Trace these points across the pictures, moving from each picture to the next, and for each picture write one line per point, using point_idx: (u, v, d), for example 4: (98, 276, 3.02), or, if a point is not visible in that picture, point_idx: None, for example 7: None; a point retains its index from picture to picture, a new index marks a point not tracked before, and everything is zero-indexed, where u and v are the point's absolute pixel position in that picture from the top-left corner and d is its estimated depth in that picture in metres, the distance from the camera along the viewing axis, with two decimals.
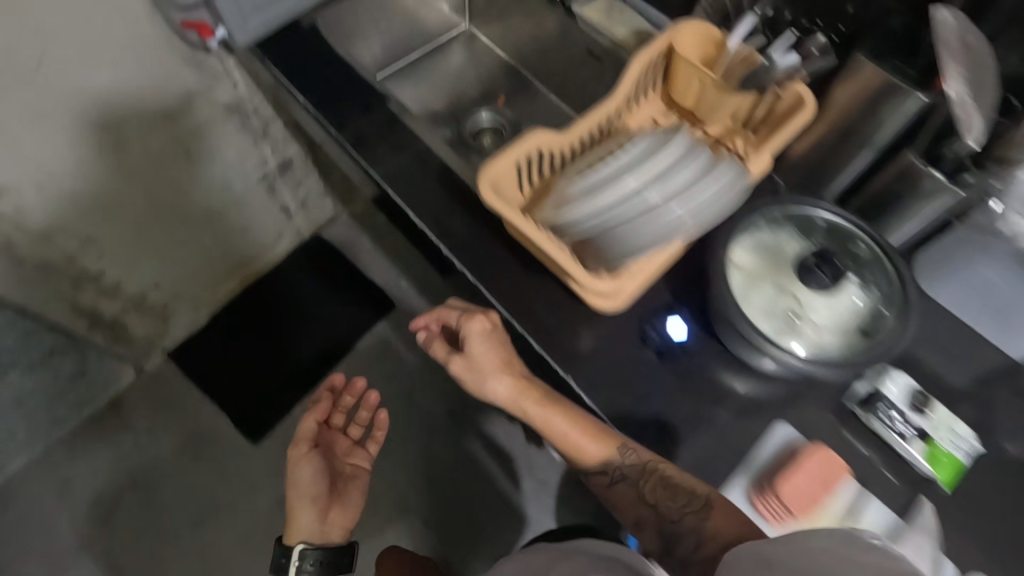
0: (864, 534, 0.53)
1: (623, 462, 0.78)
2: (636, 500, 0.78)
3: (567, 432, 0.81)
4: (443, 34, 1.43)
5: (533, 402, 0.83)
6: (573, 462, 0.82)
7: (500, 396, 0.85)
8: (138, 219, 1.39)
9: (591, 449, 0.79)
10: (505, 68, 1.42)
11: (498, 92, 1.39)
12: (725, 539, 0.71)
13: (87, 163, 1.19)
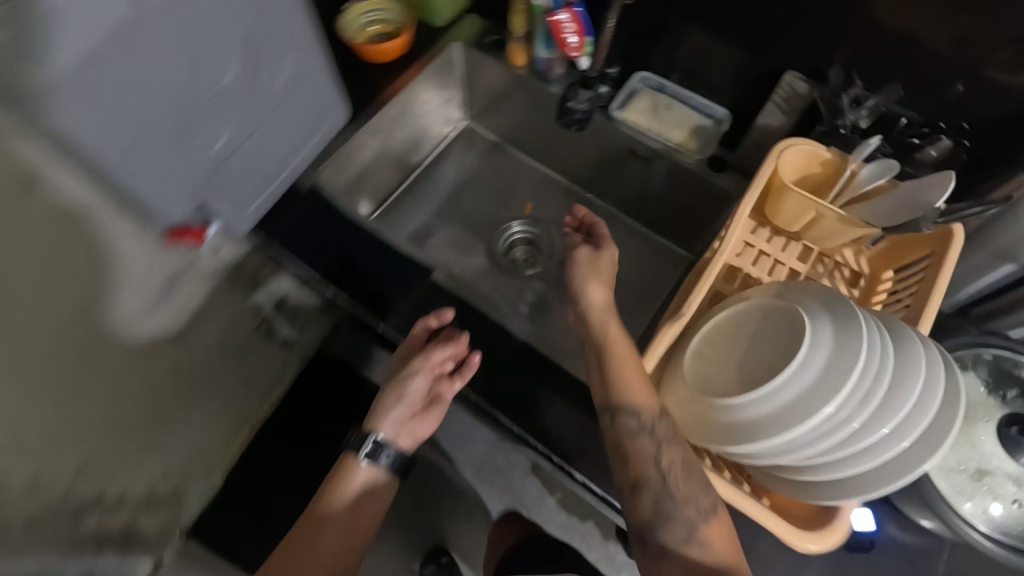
0: None
1: (656, 423, 0.69)
2: (652, 458, 0.68)
3: (625, 373, 0.72)
4: (441, 141, 1.25)
5: (628, 363, 0.73)
6: (613, 391, 0.72)
7: (601, 280, 0.85)
8: (134, 415, 1.13)
9: (631, 395, 0.70)
10: (522, 167, 1.25)
11: (523, 199, 1.22)
12: (706, 561, 0.65)
13: (68, 375, 0.95)
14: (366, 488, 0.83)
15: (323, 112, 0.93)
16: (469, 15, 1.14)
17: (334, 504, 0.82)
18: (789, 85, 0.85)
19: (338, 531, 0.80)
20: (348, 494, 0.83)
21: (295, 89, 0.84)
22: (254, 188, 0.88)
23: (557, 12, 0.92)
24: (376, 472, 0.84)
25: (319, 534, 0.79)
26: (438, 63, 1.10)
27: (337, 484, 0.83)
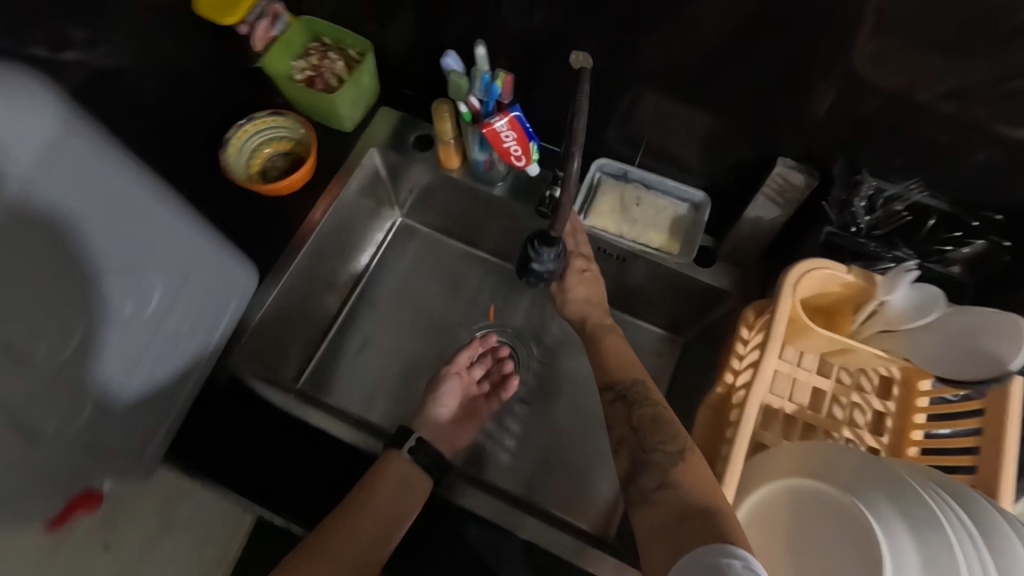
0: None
1: (642, 387, 0.76)
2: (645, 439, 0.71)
3: (614, 355, 0.81)
4: (375, 246, 1.07)
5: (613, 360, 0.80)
6: (602, 372, 0.80)
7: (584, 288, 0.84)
8: None
9: (619, 370, 0.79)
10: (475, 264, 1.08)
11: (485, 303, 1.05)
12: (674, 502, 0.63)
13: None
14: (396, 483, 0.73)
15: (235, 300, 0.79)
16: (380, 106, 0.96)
17: (358, 509, 0.70)
18: (780, 176, 0.71)
19: (355, 544, 0.68)
20: (382, 488, 0.72)
21: (187, 287, 0.73)
22: (169, 412, 0.74)
23: (491, 121, 0.75)
24: (409, 465, 0.76)
25: (327, 547, 0.68)
26: (354, 176, 0.91)
27: (362, 494, 0.71)
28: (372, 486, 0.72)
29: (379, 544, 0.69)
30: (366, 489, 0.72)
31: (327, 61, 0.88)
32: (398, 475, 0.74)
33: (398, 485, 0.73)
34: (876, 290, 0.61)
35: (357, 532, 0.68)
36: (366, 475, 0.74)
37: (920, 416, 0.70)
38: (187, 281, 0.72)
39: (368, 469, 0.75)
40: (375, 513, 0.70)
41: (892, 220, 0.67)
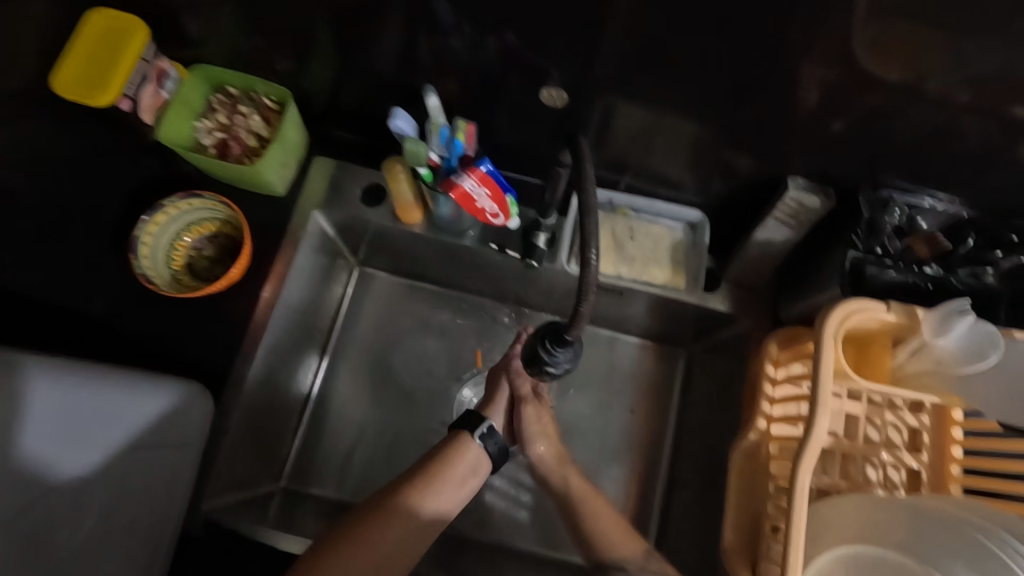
0: None
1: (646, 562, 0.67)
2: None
3: (606, 525, 0.69)
4: (338, 308, 0.94)
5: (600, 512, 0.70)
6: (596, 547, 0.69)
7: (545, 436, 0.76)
8: None
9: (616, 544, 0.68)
10: (452, 308, 0.96)
11: (472, 347, 0.94)
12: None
13: None
14: (466, 470, 0.68)
15: (169, 424, 0.64)
16: (314, 156, 0.82)
17: (421, 495, 0.65)
18: (794, 199, 0.64)
19: (405, 529, 0.63)
20: (449, 470, 0.67)
21: (98, 430, 0.62)
22: None
23: (458, 180, 0.63)
24: (479, 455, 0.69)
25: (376, 530, 0.61)
26: (301, 247, 0.78)
27: (432, 475, 0.66)
28: (443, 468, 0.67)
29: (425, 533, 0.64)
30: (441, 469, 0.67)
31: (239, 118, 0.74)
32: (468, 461, 0.68)
33: (463, 472, 0.68)
34: (921, 328, 0.56)
35: (410, 519, 0.63)
36: (439, 454, 0.68)
37: (958, 431, 0.66)
38: (99, 423, 0.62)
39: (441, 449, 0.68)
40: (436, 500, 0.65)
41: (924, 241, 0.61)
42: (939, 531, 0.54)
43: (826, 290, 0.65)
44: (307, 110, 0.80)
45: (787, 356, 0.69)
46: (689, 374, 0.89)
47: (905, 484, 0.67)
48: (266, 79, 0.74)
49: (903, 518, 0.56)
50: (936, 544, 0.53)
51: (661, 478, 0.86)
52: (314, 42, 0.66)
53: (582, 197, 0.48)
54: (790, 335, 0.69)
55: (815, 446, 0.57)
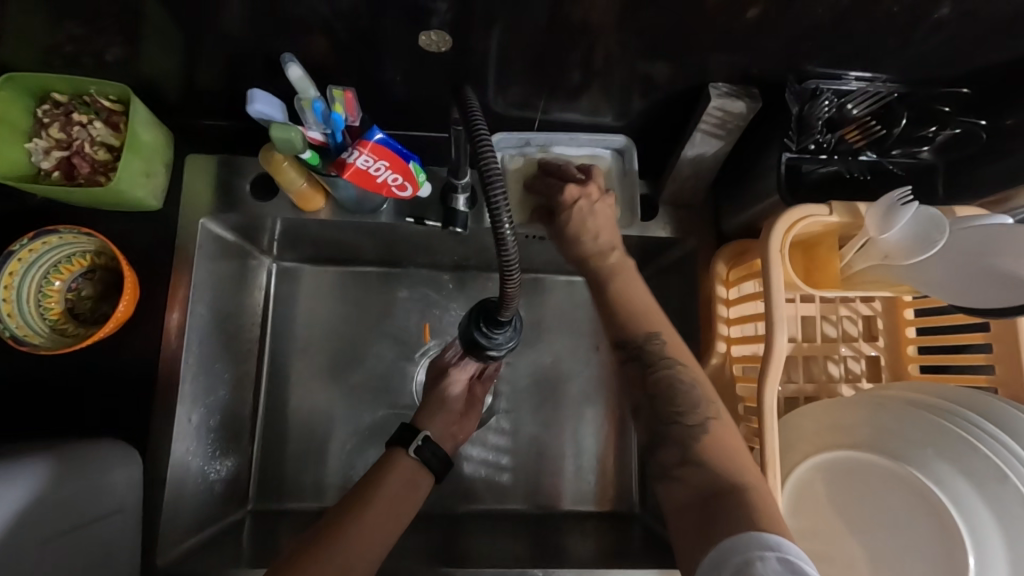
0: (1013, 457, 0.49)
1: (652, 338, 0.58)
2: (637, 381, 0.58)
3: (635, 300, 0.61)
4: (264, 311, 0.86)
5: (641, 292, 0.62)
6: (613, 321, 0.60)
7: (602, 228, 0.64)
8: None
9: (633, 320, 0.60)
10: (390, 285, 0.89)
11: (418, 322, 0.89)
12: (704, 480, 0.51)
13: None
14: (402, 482, 0.66)
15: (85, 481, 0.57)
16: (186, 155, 0.71)
17: (355, 515, 0.61)
18: (718, 108, 0.59)
19: (346, 554, 0.57)
20: (385, 485, 0.64)
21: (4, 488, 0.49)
22: None
23: (349, 158, 0.55)
24: (416, 466, 0.68)
25: (321, 557, 0.56)
26: (201, 260, 0.69)
27: (365, 496, 0.63)
28: (379, 482, 0.64)
29: (362, 558, 0.58)
30: (377, 485, 0.64)
31: (76, 128, 0.62)
32: (403, 473, 0.67)
33: (397, 495, 0.64)
34: (865, 224, 0.53)
35: (354, 555, 0.58)
36: (373, 472, 0.66)
37: (909, 312, 0.66)
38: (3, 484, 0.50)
39: (373, 467, 0.67)
40: (376, 520, 0.61)
41: (856, 129, 0.57)
42: (904, 423, 0.53)
43: (766, 199, 0.62)
44: (164, 102, 0.68)
45: (736, 275, 0.66)
46: None
47: (866, 372, 0.68)
48: (100, 75, 0.62)
49: (871, 417, 0.55)
50: (902, 436, 0.53)
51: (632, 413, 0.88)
52: (138, 21, 0.54)
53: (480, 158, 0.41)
54: (736, 252, 0.67)
55: (778, 360, 0.55)
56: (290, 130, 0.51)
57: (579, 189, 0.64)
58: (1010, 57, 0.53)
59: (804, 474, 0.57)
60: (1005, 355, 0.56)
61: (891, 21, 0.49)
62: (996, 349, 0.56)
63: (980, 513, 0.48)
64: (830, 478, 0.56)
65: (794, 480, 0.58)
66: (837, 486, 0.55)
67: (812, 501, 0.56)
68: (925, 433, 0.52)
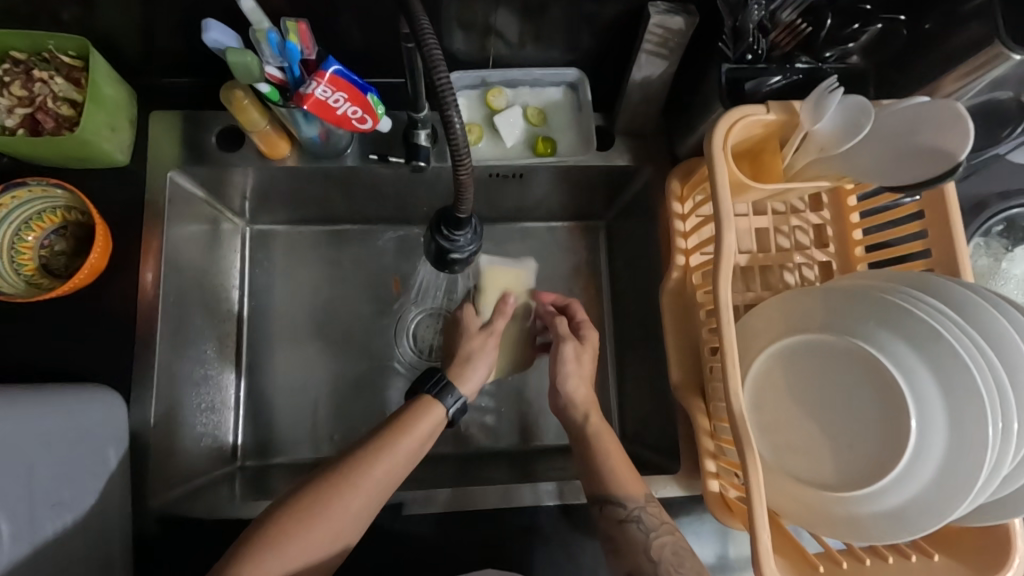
0: (944, 318, 0.52)
1: (645, 508, 0.64)
2: (642, 546, 0.62)
3: (615, 465, 0.67)
4: (239, 273, 0.88)
5: (619, 456, 0.68)
6: (596, 483, 0.67)
7: (583, 377, 0.76)
8: None
9: (622, 484, 0.66)
10: (364, 241, 0.91)
11: (392, 274, 0.90)
12: None
13: None
14: (423, 433, 0.65)
15: (57, 424, 0.58)
16: (149, 114, 0.72)
17: (371, 460, 0.61)
18: (659, 26, 0.62)
19: (355, 503, 0.58)
20: (407, 435, 0.63)
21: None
22: None
23: (308, 90, 0.57)
24: (441, 419, 0.67)
25: (335, 502, 0.58)
26: (170, 215, 0.70)
27: (387, 442, 0.62)
28: (398, 436, 0.63)
29: (368, 508, 0.60)
30: (399, 437, 0.63)
31: (37, 84, 0.63)
32: (429, 423, 0.66)
33: (411, 452, 0.63)
34: (801, 119, 0.56)
35: (363, 502, 0.59)
36: (402, 421, 0.64)
37: (855, 216, 0.69)
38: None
39: (402, 413, 0.66)
40: (392, 467, 0.61)
41: (787, 33, 0.60)
42: (847, 302, 0.57)
43: (711, 112, 0.65)
44: (125, 59, 0.69)
45: (689, 189, 0.69)
46: (612, 242, 0.93)
47: (820, 278, 0.71)
48: (56, 31, 0.63)
49: (815, 302, 0.58)
50: (845, 317, 0.56)
51: (610, 349, 0.91)
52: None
53: (422, 43, 0.41)
54: (688, 168, 0.70)
55: (729, 258, 0.58)
56: (246, 55, 0.53)
57: (575, 348, 0.76)
58: None
59: (760, 364, 0.60)
60: (939, 238, 0.60)
61: None
62: (931, 233, 0.60)
63: (918, 372, 0.52)
64: (785, 366, 0.59)
65: (752, 373, 0.60)
66: (792, 370, 0.58)
67: (770, 389, 0.59)
68: (866, 308, 0.55)
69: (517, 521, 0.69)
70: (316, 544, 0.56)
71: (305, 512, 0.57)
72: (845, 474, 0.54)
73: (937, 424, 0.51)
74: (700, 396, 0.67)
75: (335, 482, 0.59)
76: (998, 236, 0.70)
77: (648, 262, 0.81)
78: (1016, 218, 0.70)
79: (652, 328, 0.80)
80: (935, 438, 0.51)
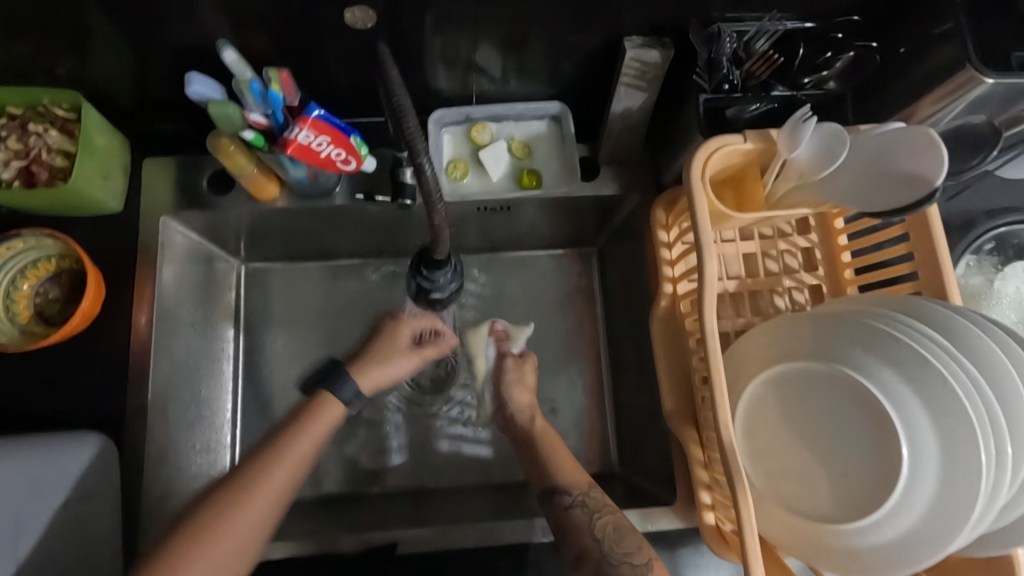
0: (933, 343, 0.52)
1: (588, 493, 0.67)
2: (586, 528, 0.64)
3: (560, 459, 0.71)
4: (234, 309, 0.88)
5: (559, 449, 0.73)
6: (546, 475, 0.70)
7: (527, 385, 0.80)
8: None
9: (565, 474, 0.69)
10: (358, 274, 0.92)
11: (385, 306, 0.91)
12: None
13: None
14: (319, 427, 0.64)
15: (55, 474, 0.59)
16: (142, 160, 0.74)
17: (267, 465, 0.61)
18: (636, 60, 0.63)
19: (247, 520, 0.58)
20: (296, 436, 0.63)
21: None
22: None
23: (290, 135, 0.58)
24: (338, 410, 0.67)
25: (227, 521, 0.57)
26: (163, 259, 0.72)
27: (279, 447, 0.62)
28: (289, 440, 0.62)
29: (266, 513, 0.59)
30: (285, 446, 0.62)
31: (32, 138, 0.65)
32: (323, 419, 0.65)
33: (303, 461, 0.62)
34: (778, 147, 0.56)
35: (262, 507, 0.59)
36: (295, 423, 0.64)
37: (843, 238, 0.69)
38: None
39: (298, 411, 0.65)
40: (283, 470, 0.61)
41: (762, 62, 0.61)
42: (834, 329, 0.56)
43: (692, 141, 0.66)
44: (118, 109, 0.71)
45: (674, 218, 0.69)
46: (604, 266, 0.93)
47: (810, 300, 0.71)
48: (51, 87, 0.65)
49: (803, 329, 0.58)
50: (835, 343, 0.56)
51: (606, 376, 0.90)
52: (82, 23, 0.57)
53: (385, 89, 0.41)
54: (671, 199, 0.70)
55: (711, 288, 0.58)
56: (227, 105, 0.56)
57: (516, 359, 0.82)
58: None
59: (751, 392, 0.59)
60: (925, 260, 0.59)
61: None
62: (918, 255, 0.60)
63: (909, 398, 0.51)
64: (777, 393, 0.58)
65: (743, 401, 0.60)
66: (784, 397, 0.57)
67: (762, 417, 0.58)
68: (854, 335, 0.55)
69: (511, 559, 0.68)
70: (215, 566, 0.56)
71: (197, 538, 0.56)
72: (842, 503, 0.53)
73: (932, 450, 0.50)
74: (693, 425, 0.67)
75: (223, 501, 0.58)
76: (989, 255, 0.70)
77: (639, 288, 0.81)
78: (1007, 233, 0.70)
79: (645, 354, 0.80)
80: (930, 465, 0.50)
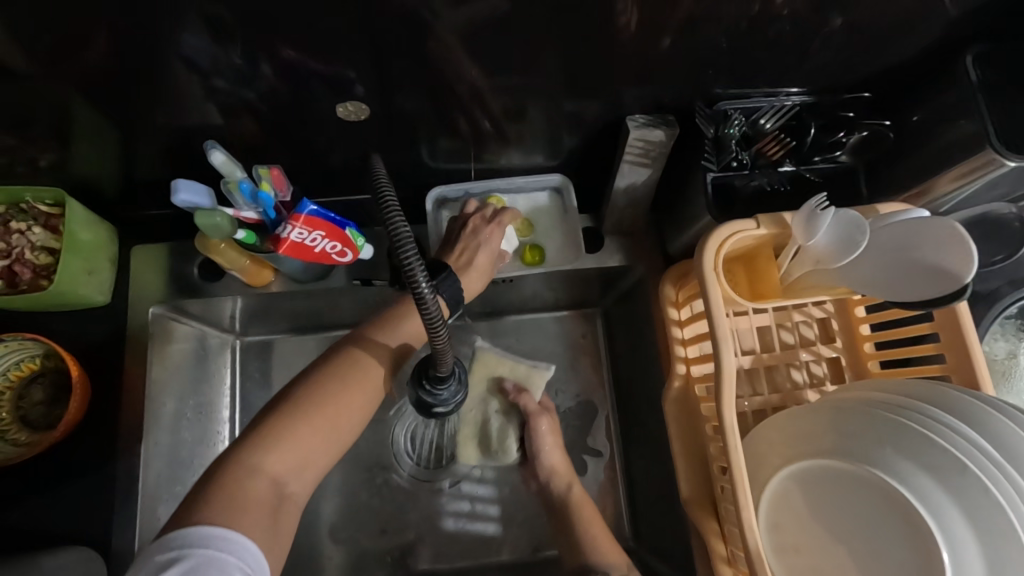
0: (971, 446, 0.49)
1: None
2: None
3: (598, 536, 0.68)
4: (225, 384, 0.79)
5: (595, 519, 0.70)
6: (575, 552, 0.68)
7: (556, 445, 0.73)
8: None
9: (604, 555, 0.67)
10: None
11: None
12: None
13: None
14: (359, 385, 0.58)
15: None
16: (132, 248, 0.72)
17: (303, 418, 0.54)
18: (639, 138, 0.62)
19: (313, 444, 0.54)
20: (341, 386, 0.57)
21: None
22: None
23: (283, 233, 0.56)
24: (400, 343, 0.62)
25: (275, 455, 0.52)
26: (153, 351, 0.69)
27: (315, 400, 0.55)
28: (332, 394, 0.56)
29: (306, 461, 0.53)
30: (325, 397, 0.55)
31: (14, 237, 0.63)
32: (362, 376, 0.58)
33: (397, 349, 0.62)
34: (793, 233, 0.54)
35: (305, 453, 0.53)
36: (328, 375, 0.57)
37: (860, 309, 0.66)
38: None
39: (336, 361, 0.58)
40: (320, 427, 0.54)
41: (773, 143, 0.58)
42: (863, 422, 0.53)
43: (699, 218, 0.64)
44: (108, 199, 0.69)
45: (686, 295, 0.67)
46: (611, 328, 0.90)
47: (830, 375, 0.67)
48: (37, 183, 0.64)
49: (828, 422, 0.55)
50: (865, 439, 0.52)
51: (617, 446, 0.86)
52: (70, 117, 0.56)
53: (382, 211, 0.38)
54: (681, 272, 0.68)
55: (730, 376, 0.55)
56: (214, 214, 0.55)
57: (550, 421, 0.73)
58: (898, 59, 0.55)
59: (776, 485, 0.56)
60: (952, 342, 0.57)
61: (783, 38, 0.51)
62: (942, 337, 0.57)
63: (950, 506, 0.48)
64: (804, 488, 0.54)
65: (769, 493, 0.56)
66: (812, 492, 0.54)
67: (790, 513, 0.55)
68: (885, 431, 0.52)
69: None
70: (319, 447, 0.54)
71: (330, 387, 0.56)
72: None
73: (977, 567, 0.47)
74: (714, 515, 0.63)
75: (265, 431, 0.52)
76: (1014, 319, 0.66)
77: (649, 358, 0.77)
78: None
79: (658, 427, 0.77)
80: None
